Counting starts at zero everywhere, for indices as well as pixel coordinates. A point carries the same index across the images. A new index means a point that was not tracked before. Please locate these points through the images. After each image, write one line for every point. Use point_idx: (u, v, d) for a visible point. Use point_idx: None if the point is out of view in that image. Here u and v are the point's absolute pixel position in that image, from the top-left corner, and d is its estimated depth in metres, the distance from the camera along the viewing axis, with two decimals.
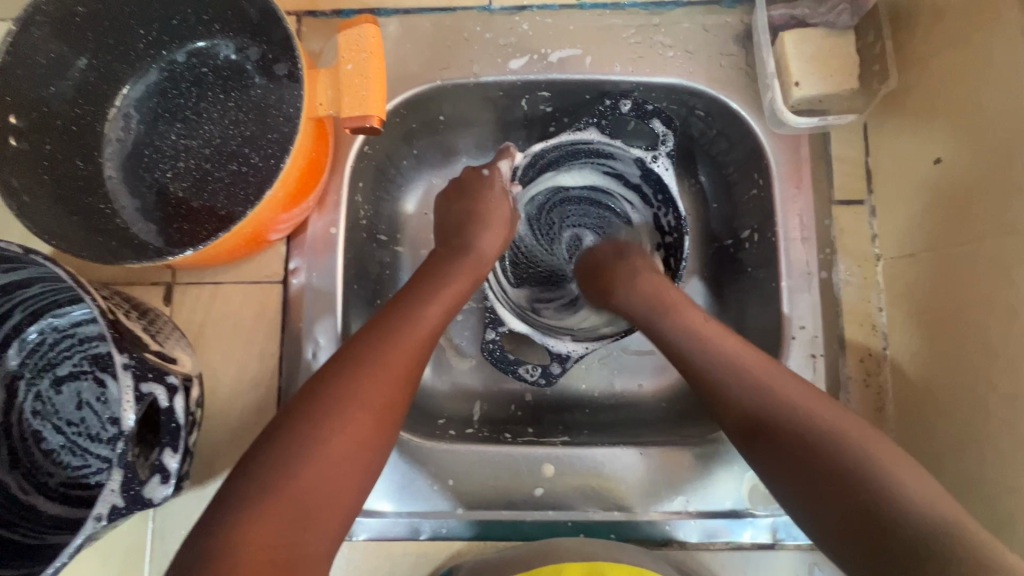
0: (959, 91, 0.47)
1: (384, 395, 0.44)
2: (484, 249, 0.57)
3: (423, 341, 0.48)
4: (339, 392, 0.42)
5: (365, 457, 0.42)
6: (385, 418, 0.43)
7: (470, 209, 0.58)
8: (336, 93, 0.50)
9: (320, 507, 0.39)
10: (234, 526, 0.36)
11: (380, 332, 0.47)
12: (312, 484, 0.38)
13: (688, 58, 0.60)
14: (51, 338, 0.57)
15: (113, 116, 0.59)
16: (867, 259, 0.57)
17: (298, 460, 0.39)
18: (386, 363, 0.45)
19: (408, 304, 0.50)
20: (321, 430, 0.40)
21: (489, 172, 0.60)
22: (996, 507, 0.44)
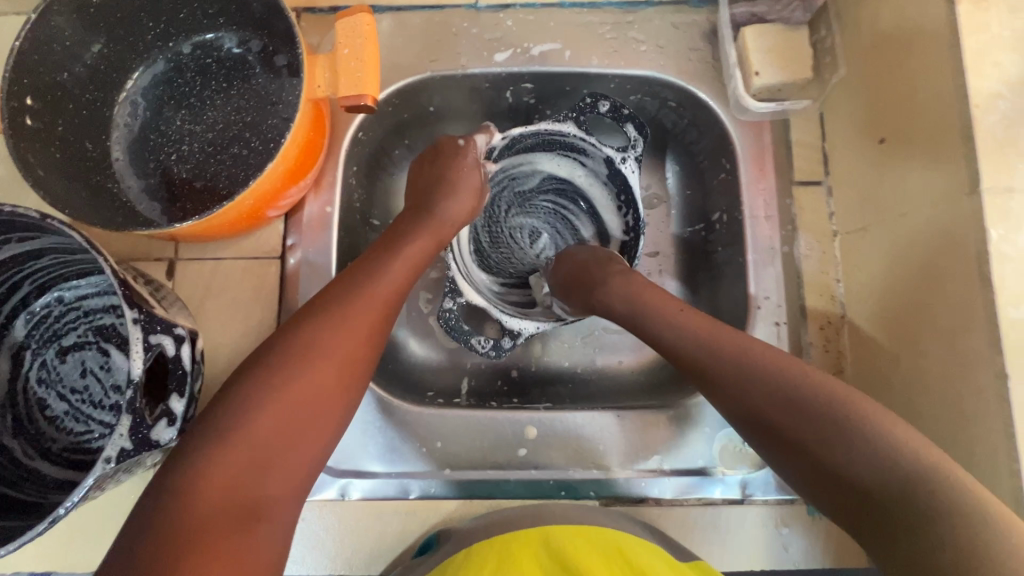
0: (897, 75, 0.52)
1: (347, 348, 0.47)
2: (449, 216, 0.59)
3: (387, 299, 0.51)
4: (304, 344, 0.46)
5: (326, 407, 0.45)
6: (347, 371, 0.47)
7: (442, 174, 0.61)
8: (333, 76, 0.54)
9: (281, 453, 0.42)
10: (202, 457, 0.40)
11: (345, 290, 0.50)
12: (273, 430, 0.42)
13: (659, 52, 0.65)
14: (57, 310, 0.60)
15: (121, 102, 0.63)
16: (825, 235, 0.62)
17: (261, 408, 0.42)
18: (348, 320, 0.48)
19: (375, 265, 0.53)
20: (284, 375, 0.44)
21: (465, 142, 0.62)
22: (940, 450, 0.48)
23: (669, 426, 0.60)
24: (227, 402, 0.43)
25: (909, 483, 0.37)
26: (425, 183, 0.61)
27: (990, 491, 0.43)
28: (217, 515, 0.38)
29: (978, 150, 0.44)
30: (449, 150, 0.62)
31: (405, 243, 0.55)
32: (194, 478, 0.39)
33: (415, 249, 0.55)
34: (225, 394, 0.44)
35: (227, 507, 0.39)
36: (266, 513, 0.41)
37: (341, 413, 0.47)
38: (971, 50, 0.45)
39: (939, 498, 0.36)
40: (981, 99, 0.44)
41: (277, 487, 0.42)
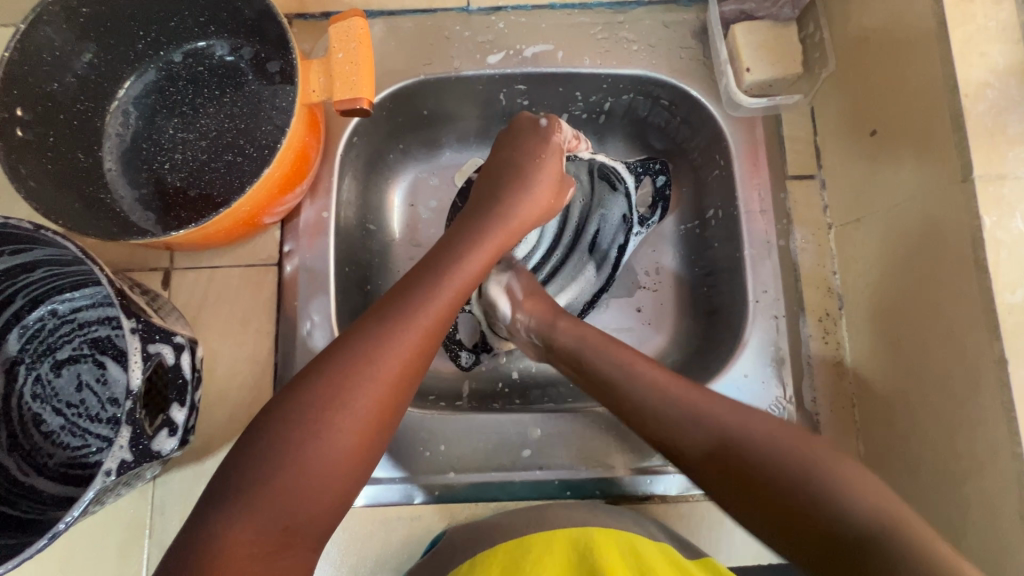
0: (886, 70, 0.53)
1: (408, 358, 0.44)
2: (522, 213, 0.57)
3: (452, 300, 0.48)
4: (368, 353, 0.42)
5: (383, 418, 0.42)
6: (406, 384, 0.43)
7: (515, 162, 0.60)
8: (327, 80, 0.54)
9: (330, 470, 0.39)
10: (253, 472, 0.37)
11: (410, 291, 0.46)
12: (327, 447, 0.39)
13: (651, 52, 0.66)
14: (51, 324, 0.59)
15: (113, 112, 0.63)
16: (821, 228, 0.63)
17: (319, 422, 0.39)
18: (413, 326, 0.44)
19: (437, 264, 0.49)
20: (344, 387, 0.41)
21: (547, 122, 0.61)
22: (942, 437, 0.48)
23: None
24: (279, 413, 0.40)
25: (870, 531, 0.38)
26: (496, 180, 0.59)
27: (992, 477, 0.43)
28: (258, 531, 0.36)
29: (969, 138, 0.45)
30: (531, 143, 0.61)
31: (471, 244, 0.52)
32: (240, 490, 0.37)
33: (478, 251, 0.52)
34: (278, 402, 0.41)
35: (270, 535, 0.36)
36: (307, 532, 0.38)
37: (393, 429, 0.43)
38: (958, 41, 0.46)
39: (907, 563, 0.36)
40: (970, 89, 0.45)
41: (323, 504, 0.39)
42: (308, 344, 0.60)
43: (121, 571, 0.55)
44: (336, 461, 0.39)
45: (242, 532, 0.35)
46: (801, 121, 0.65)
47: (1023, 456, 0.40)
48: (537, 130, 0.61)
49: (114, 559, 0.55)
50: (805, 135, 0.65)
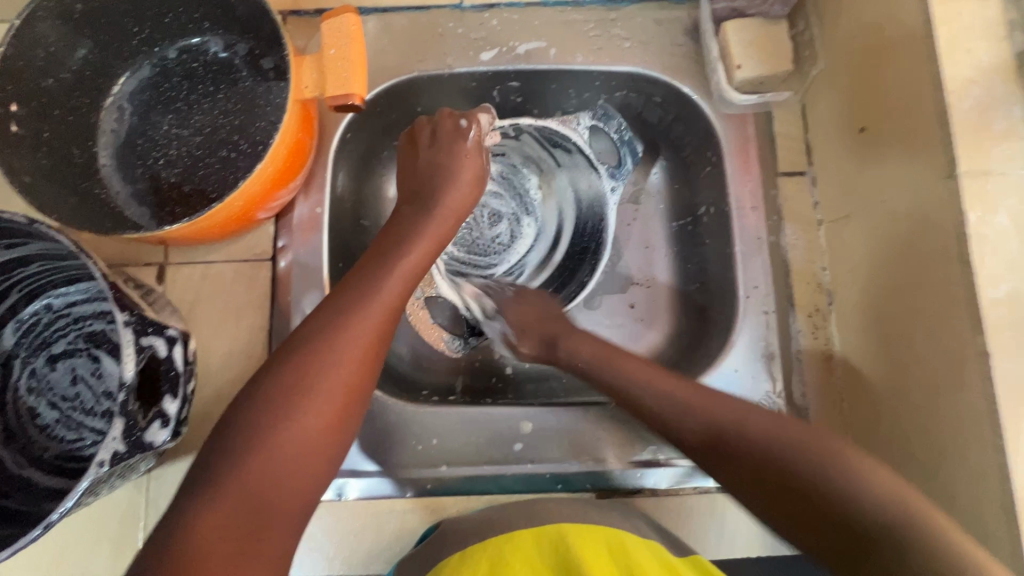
0: (874, 67, 0.54)
1: (364, 346, 0.44)
2: (454, 203, 0.56)
3: (399, 289, 0.48)
4: (321, 348, 0.43)
5: (346, 405, 0.43)
6: (365, 374, 0.44)
7: (439, 159, 0.58)
8: (320, 76, 0.54)
9: (298, 460, 0.40)
10: (219, 470, 0.38)
11: (357, 284, 0.47)
12: (289, 441, 0.40)
13: (643, 49, 0.66)
14: (46, 318, 0.59)
15: (107, 108, 0.63)
16: (811, 225, 0.63)
17: (278, 418, 0.40)
18: (363, 317, 0.45)
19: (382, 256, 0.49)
20: (302, 381, 0.41)
21: (467, 122, 0.59)
22: (926, 430, 0.49)
23: None
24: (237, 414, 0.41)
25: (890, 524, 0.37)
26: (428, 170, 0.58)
27: (975, 470, 0.44)
28: (227, 525, 0.36)
29: (954, 135, 0.45)
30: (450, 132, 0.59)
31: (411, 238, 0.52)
32: (208, 485, 0.38)
33: (421, 241, 0.53)
34: (237, 406, 0.41)
35: (242, 524, 0.37)
36: (279, 520, 0.39)
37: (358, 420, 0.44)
38: (943, 39, 0.46)
39: (915, 548, 0.36)
40: (955, 85, 0.45)
41: (292, 498, 0.40)
42: None
43: (116, 564, 0.56)
44: (303, 450, 0.40)
45: (209, 525, 0.36)
46: (791, 118, 0.65)
47: (1005, 448, 0.41)
48: (454, 130, 0.59)
49: (108, 550, 0.56)
50: (796, 132, 0.65)
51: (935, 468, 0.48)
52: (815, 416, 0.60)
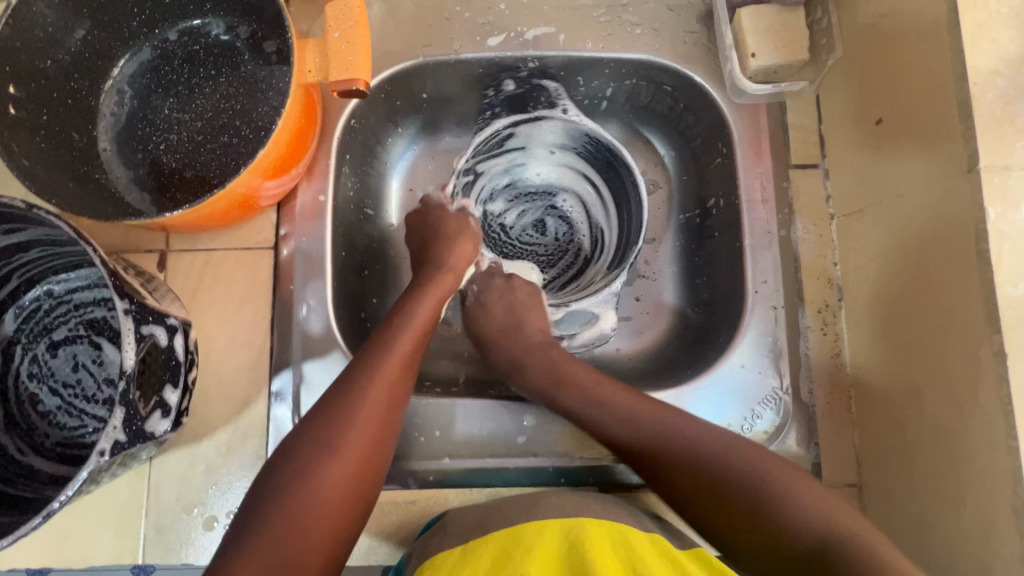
0: (896, 57, 0.52)
1: (384, 413, 0.49)
2: (455, 264, 0.60)
3: (411, 355, 0.53)
4: (347, 416, 0.47)
5: (365, 471, 0.46)
6: (383, 439, 0.48)
7: (437, 230, 0.62)
8: (324, 60, 0.53)
9: (321, 528, 0.43)
10: (247, 544, 0.40)
11: (373, 367, 0.50)
12: (309, 522, 0.42)
13: (654, 36, 0.65)
14: (47, 304, 0.59)
15: (107, 90, 0.62)
16: (823, 218, 0.62)
17: (308, 481, 0.43)
18: (382, 384, 0.49)
19: (394, 324, 0.54)
20: (329, 452, 0.45)
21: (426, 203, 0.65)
22: (936, 429, 0.48)
23: None
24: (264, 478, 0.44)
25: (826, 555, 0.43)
26: (432, 244, 0.62)
27: (989, 472, 0.43)
28: None
29: (976, 129, 0.44)
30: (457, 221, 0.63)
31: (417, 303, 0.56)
32: (238, 556, 0.40)
33: (427, 304, 0.57)
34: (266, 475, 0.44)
35: None
36: None
37: (376, 480, 0.48)
38: (969, 28, 0.44)
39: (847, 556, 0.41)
40: (978, 76, 0.44)
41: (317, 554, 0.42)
42: (305, 328, 0.60)
43: (118, 551, 0.56)
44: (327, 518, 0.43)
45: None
46: (806, 109, 0.64)
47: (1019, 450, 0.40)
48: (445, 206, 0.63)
49: (110, 538, 0.56)
50: (810, 123, 0.64)
51: (946, 469, 0.47)
52: (822, 413, 0.59)
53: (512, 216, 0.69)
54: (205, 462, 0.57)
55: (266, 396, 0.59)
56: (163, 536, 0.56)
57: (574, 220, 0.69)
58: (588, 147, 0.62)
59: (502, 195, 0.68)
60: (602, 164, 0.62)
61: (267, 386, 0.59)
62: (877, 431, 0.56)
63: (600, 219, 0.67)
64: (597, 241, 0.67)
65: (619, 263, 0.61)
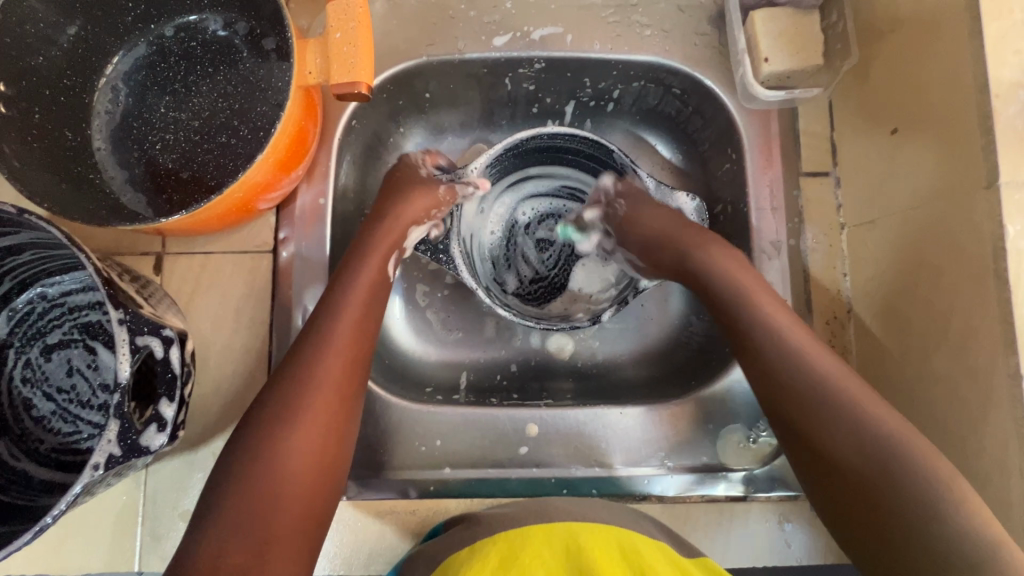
0: (914, 66, 0.51)
1: (336, 379, 0.46)
2: (406, 214, 0.57)
3: (364, 313, 0.50)
4: (294, 390, 0.44)
5: (326, 442, 0.44)
6: (345, 401, 0.46)
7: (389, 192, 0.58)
8: (324, 61, 0.51)
9: (290, 511, 0.42)
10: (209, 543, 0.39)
11: (315, 337, 0.47)
12: (271, 508, 0.41)
13: (664, 37, 0.63)
14: (40, 307, 0.57)
15: (101, 88, 0.60)
16: (833, 228, 0.61)
17: (264, 460, 0.42)
18: (331, 355, 0.47)
19: (340, 289, 0.51)
20: (279, 434, 0.43)
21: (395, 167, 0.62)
22: (946, 448, 0.48)
23: (671, 423, 0.59)
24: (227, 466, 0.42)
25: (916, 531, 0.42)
26: (382, 200, 0.58)
27: (1000, 494, 0.42)
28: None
29: (997, 144, 0.43)
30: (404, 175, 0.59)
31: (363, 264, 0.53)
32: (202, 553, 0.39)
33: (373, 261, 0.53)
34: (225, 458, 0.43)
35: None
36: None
37: (343, 453, 0.46)
38: (992, 39, 0.43)
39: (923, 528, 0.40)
40: (1001, 90, 0.43)
41: (288, 532, 0.41)
42: None
43: (113, 559, 0.55)
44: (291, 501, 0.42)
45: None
46: (817, 115, 0.62)
47: None
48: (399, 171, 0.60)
49: (106, 545, 0.55)
50: (821, 130, 0.62)
51: None
52: None
53: (530, 253, 0.69)
54: (202, 469, 0.56)
55: None
56: (160, 543, 0.55)
57: (551, 207, 0.69)
58: (528, 152, 0.64)
59: (512, 252, 0.69)
60: (517, 158, 0.65)
61: None
62: None
63: (560, 182, 0.68)
64: (576, 193, 0.68)
65: (618, 170, 0.63)
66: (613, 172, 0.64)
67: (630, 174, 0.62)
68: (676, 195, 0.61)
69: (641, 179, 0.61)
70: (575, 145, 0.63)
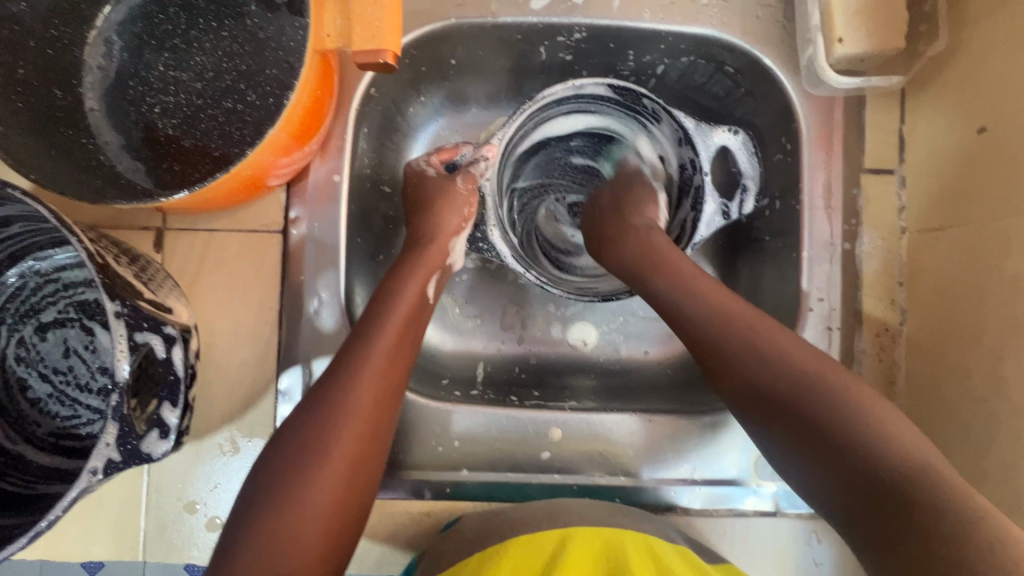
0: (1013, 58, 0.45)
1: (372, 395, 0.43)
2: (442, 231, 0.54)
3: (404, 330, 0.47)
4: (324, 416, 0.41)
5: (359, 455, 0.41)
6: (380, 418, 0.43)
7: (426, 209, 0.55)
8: (345, 23, 0.45)
9: (314, 522, 0.38)
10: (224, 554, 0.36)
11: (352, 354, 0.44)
12: (293, 518, 0.38)
13: (722, 7, 0.56)
14: (33, 282, 0.53)
15: (93, 40, 0.54)
16: (893, 232, 0.56)
17: (291, 485, 0.39)
18: (363, 379, 0.43)
19: (374, 315, 0.47)
20: (306, 444, 0.40)
21: (433, 171, 0.57)
22: (1006, 479, 0.44)
23: (703, 433, 0.56)
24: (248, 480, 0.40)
25: (911, 480, 0.34)
26: (420, 222, 0.55)
27: None
28: None
29: None
30: (437, 189, 0.56)
31: (404, 282, 0.50)
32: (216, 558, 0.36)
33: (413, 280, 0.51)
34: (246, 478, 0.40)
35: None
36: None
37: (374, 478, 0.43)
38: None
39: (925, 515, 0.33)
40: None
41: (314, 558, 0.38)
42: (315, 322, 0.55)
43: (117, 549, 0.53)
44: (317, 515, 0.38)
45: None
46: (887, 104, 0.56)
47: None
48: (429, 181, 0.57)
49: (108, 535, 0.53)
50: (889, 122, 0.56)
51: None
52: None
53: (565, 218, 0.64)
54: (208, 458, 0.54)
55: (271, 393, 0.55)
56: (164, 534, 0.53)
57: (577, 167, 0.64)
58: (546, 114, 0.58)
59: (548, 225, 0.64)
60: (537, 123, 0.59)
61: (273, 382, 0.55)
62: None
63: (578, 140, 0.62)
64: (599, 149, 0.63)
65: (650, 117, 0.58)
66: (643, 119, 0.58)
67: (665, 117, 0.56)
68: (715, 133, 0.54)
69: (675, 120, 0.55)
70: (597, 97, 0.57)
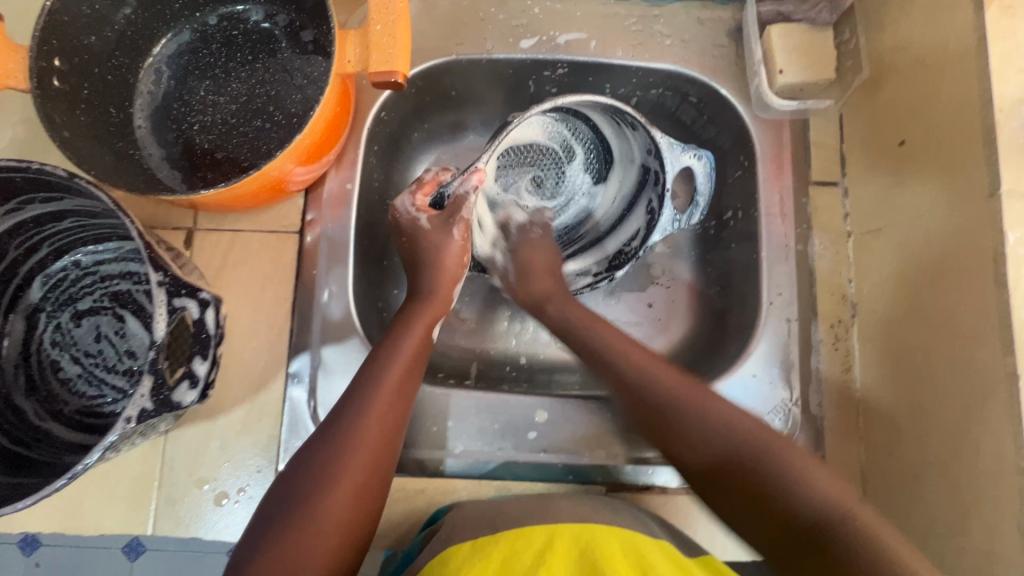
0: (920, 82, 0.54)
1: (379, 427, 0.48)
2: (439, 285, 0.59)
3: (409, 368, 0.53)
4: (338, 446, 0.46)
5: (368, 478, 0.46)
6: (387, 445, 0.48)
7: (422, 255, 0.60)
8: (364, 51, 0.54)
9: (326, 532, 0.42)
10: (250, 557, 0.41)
11: (362, 388, 0.50)
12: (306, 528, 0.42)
13: (683, 47, 0.66)
14: (73, 275, 0.60)
15: (146, 69, 0.63)
16: (839, 235, 0.63)
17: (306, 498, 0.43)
18: (373, 409, 0.48)
19: (383, 356, 0.52)
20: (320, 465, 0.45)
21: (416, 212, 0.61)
22: (948, 444, 0.49)
23: None
24: None
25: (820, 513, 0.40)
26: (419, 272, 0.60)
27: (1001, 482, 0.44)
28: None
29: (998, 154, 0.45)
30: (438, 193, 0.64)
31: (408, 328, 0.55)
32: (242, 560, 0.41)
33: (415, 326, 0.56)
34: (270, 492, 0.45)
35: None
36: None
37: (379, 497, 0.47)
38: (997, 55, 0.46)
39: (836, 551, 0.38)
40: (1005, 104, 0.45)
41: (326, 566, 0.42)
42: (325, 312, 0.61)
43: (129, 523, 0.56)
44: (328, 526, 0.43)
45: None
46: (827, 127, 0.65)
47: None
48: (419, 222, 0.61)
49: (122, 509, 0.57)
50: (830, 142, 0.65)
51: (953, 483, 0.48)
52: (830, 427, 0.60)
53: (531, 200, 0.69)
54: (219, 437, 0.58)
55: (282, 377, 0.60)
56: (174, 509, 0.57)
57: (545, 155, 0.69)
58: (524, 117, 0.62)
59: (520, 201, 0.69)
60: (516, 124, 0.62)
61: (284, 367, 0.60)
62: (886, 443, 0.56)
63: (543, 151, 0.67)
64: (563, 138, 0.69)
65: (624, 121, 0.62)
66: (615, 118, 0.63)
67: (643, 129, 0.61)
68: (683, 155, 0.61)
69: (649, 134, 0.60)
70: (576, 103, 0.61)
